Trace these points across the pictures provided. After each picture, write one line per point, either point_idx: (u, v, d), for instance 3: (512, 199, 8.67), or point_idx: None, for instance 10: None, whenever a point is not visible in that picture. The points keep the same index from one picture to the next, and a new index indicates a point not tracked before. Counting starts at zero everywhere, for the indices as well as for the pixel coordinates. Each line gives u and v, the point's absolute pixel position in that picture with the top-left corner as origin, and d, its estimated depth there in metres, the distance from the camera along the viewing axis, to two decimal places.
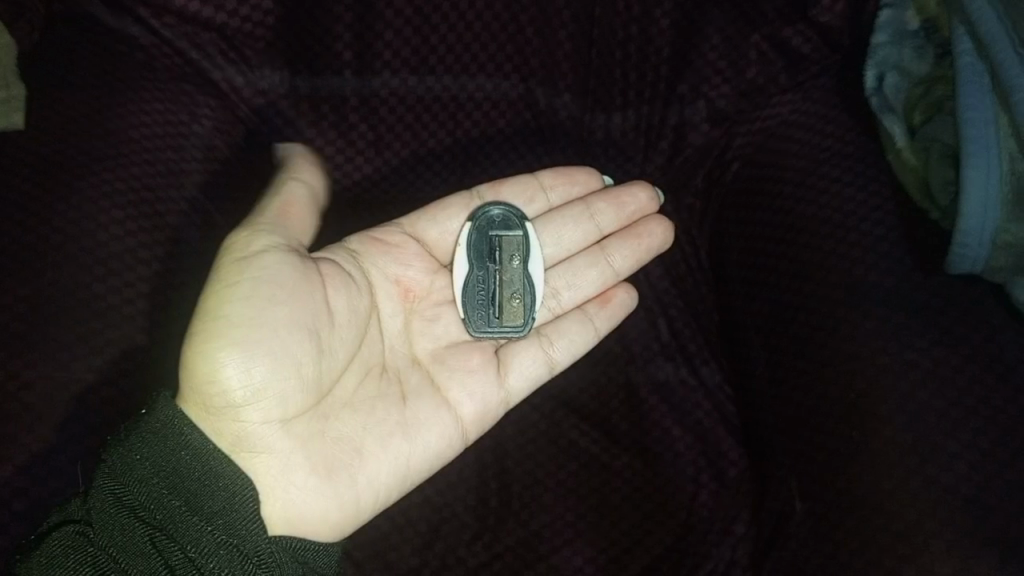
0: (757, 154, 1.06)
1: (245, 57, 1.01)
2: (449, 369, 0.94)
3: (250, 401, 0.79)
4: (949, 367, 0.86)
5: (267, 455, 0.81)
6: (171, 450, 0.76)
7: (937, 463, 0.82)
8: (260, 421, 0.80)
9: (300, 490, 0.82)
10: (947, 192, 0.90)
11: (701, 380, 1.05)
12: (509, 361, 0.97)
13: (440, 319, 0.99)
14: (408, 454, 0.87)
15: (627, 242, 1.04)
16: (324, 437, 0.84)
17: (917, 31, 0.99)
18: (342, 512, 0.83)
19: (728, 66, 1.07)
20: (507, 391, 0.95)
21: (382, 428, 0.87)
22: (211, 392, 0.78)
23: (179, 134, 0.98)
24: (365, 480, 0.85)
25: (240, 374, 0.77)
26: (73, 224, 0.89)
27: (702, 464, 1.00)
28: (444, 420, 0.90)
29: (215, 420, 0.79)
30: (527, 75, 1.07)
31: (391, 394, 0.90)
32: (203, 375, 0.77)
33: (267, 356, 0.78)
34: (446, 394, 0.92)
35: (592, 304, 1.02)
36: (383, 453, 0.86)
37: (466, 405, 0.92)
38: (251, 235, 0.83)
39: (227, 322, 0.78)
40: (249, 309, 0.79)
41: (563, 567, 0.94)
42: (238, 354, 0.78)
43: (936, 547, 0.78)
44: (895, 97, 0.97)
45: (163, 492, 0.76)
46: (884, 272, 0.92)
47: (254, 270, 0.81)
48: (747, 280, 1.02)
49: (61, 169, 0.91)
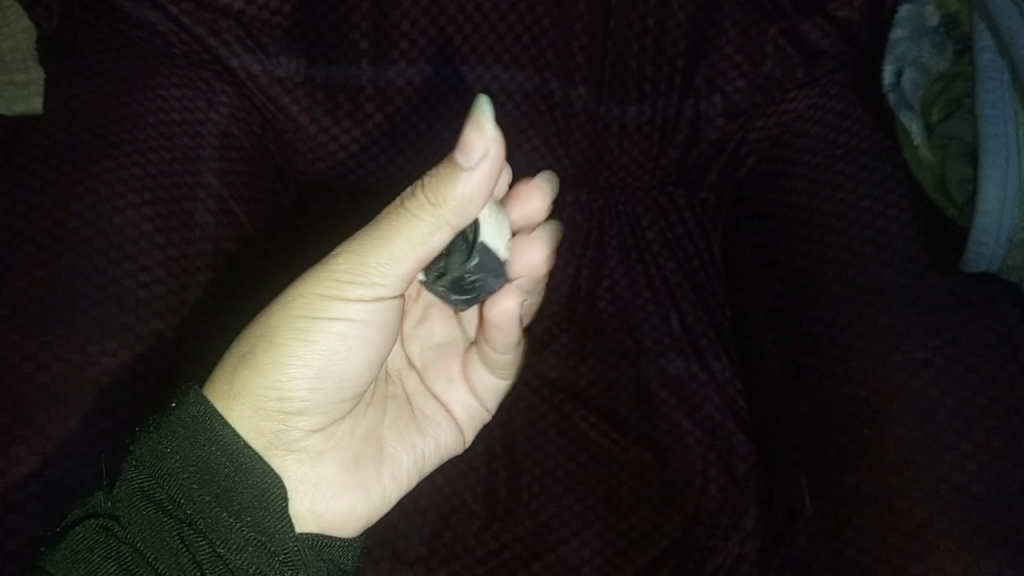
0: (773, 148, 1.06)
1: (262, 44, 1.00)
2: (436, 373, 0.98)
3: (300, 411, 0.81)
4: (962, 366, 0.85)
5: (298, 455, 0.83)
6: (201, 444, 0.75)
7: (950, 462, 0.81)
8: (301, 426, 0.82)
9: (329, 486, 0.84)
10: (965, 188, 0.91)
11: (711, 374, 1.05)
12: (476, 370, 0.98)
13: (427, 319, 1.01)
14: (423, 447, 0.93)
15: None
16: (352, 435, 0.87)
17: (936, 27, 0.99)
18: (368, 504, 0.87)
19: (745, 61, 1.04)
20: (484, 399, 0.98)
21: (400, 425, 0.93)
22: (264, 399, 0.79)
23: (195, 120, 0.99)
24: (388, 473, 0.89)
25: (299, 385, 0.80)
26: (91, 209, 0.90)
27: (712, 458, 1.00)
28: (446, 418, 0.96)
29: (263, 421, 0.80)
30: (543, 66, 1.04)
31: (397, 396, 0.95)
32: (262, 384, 0.79)
33: (325, 370, 0.81)
34: (442, 396, 0.97)
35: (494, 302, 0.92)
36: (401, 446, 0.91)
37: (459, 405, 0.97)
38: (349, 262, 0.78)
39: (297, 329, 0.79)
40: (317, 326, 0.80)
41: (570, 558, 0.94)
42: (303, 361, 0.80)
43: (946, 545, 0.78)
44: (912, 93, 0.97)
45: (193, 487, 0.74)
46: (898, 269, 0.92)
47: (338, 293, 0.79)
48: (761, 275, 1.02)
49: (79, 153, 0.93)
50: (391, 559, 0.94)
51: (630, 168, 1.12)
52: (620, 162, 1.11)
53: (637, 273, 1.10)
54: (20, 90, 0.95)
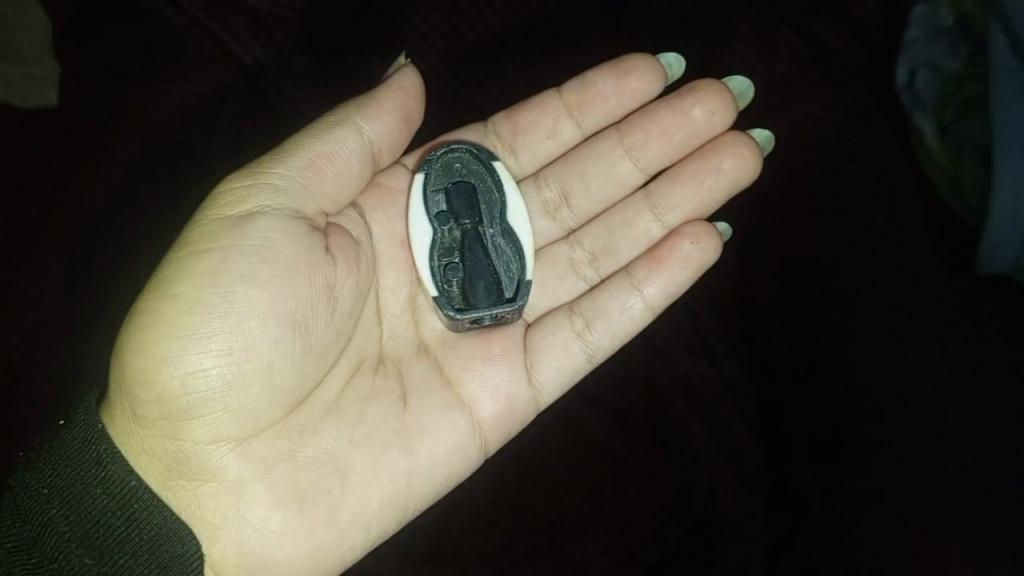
0: (790, 148, 1.00)
1: (275, 39, 1.00)
2: (463, 357, 0.83)
3: (201, 410, 0.71)
4: (976, 368, 0.85)
5: (221, 480, 0.74)
6: (88, 486, 0.73)
7: (964, 465, 0.82)
8: (215, 432, 0.72)
9: (263, 525, 0.74)
10: (977, 188, 0.91)
11: (721, 374, 1.03)
12: (536, 351, 0.85)
13: None
14: (409, 471, 0.78)
15: (685, 178, 0.91)
16: (298, 458, 0.75)
17: (950, 27, 0.99)
18: (317, 547, 0.75)
19: (757, 64, 1.03)
20: (537, 389, 0.85)
21: (377, 442, 0.77)
22: (154, 395, 0.71)
23: (212, 117, 1.01)
24: (349, 509, 0.75)
25: (190, 373, 0.70)
26: (126, 211, 1.01)
27: (721, 459, 1.00)
28: (456, 429, 0.80)
29: (158, 430, 0.73)
30: (556, 65, 1.04)
31: (387, 395, 0.80)
32: (144, 373, 0.70)
33: (227, 351, 0.71)
34: (460, 393, 0.82)
35: (640, 264, 0.87)
36: (375, 473, 0.77)
37: (484, 407, 0.82)
38: (247, 195, 0.75)
39: (185, 309, 0.71)
40: (209, 295, 0.71)
41: (578, 556, 0.97)
42: (194, 347, 0.70)
43: (952, 551, 0.80)
44: (926, 94, 0.98)
45: (72, 543, 0.73)
46: (910, 272, 0.92)
47: (230, 248, 0.72)
48: (774, 276, 1.00)
49: (112, 152, 1.01)
50: (395, 550, 0.95)
51: None
52: None
53: None
54: (33, 83, 1.01)
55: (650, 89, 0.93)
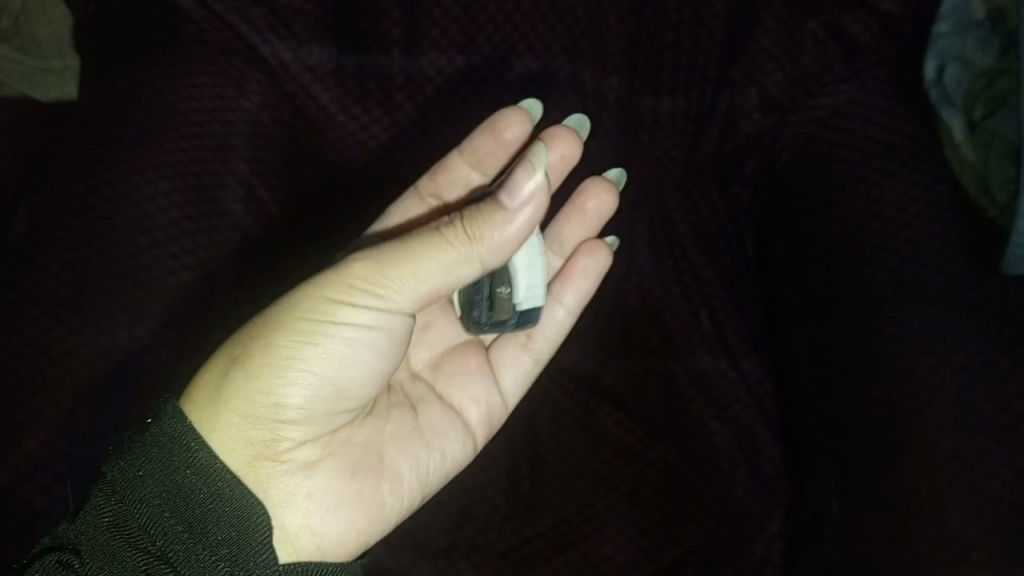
0: (808, 144, 1.02)
1: (294, 32, 1.00)
2: (447, 374, 0.93)
3: (295, 410, 0.77)
4: (999, 370, 0.84)
5: (290, 465, 0.78)
6: (177, 469, 0.72)
7: (983, 469, 0.80)
8: (292, 433, 0.77)
9: (321, 501, 0.79)
10: (1007, 188, 0.89)
11: (742, 374, 1.02)
12: (497, 360, 0.96)
13: (433, 326, 0.95)
14: (428, 461, 0.86)
15: (565, 222, 1.00)
16: (348, 445, 0.82)
17: (983, 21, 0.96)
18: (365, 520, 0.81)
19: (782, 54, 1.02)
20: (504, 395, 0.95)
21: (405, 437, 0.86)
22: (251, 401, 0.76)
23: (228, 108, 0.98)
24: (390, 488, 0.83)
25: (296, 385, 0.76)
26: (121, 197, 0.92)
27: (739, 460, 0.99)
28: (459, 430, 0.90)
29: (248, 428, 0.76)
30: (575, 56, 1.03)
31: (404, 406, 0.88)
32: (248, 382, 0.76)
33: (328, 371, 0.77)
34: (453, 402, 0.91)
35: (555, 283, 0.98)
36: (407, 461, 0.85)
37: (471, 412, 0.92)
38: (374, 283, 0.75)
39: (303, 336, 0.76)
40: (327, 325, 0.76)
41: (591, 556, 0.94)
42: (303, 364, 0.76)
43: (977, 556, 0.78)
44: (954, 89, 0.94)
45: (165, 515, 0.72)
46: (936, 270, 0.90)
47: (349, 304, 0.76)
48: (797, 275, 0.99)
49: (111, 140, 0.94)
50: (411, 548, 0.94)
51: (663, 161, 1.07)
52: (657, 161, 1.07)
53: (667, 264, 1.05)
54: (54, 76, 0.99)
55: (526, 131, 0.95)
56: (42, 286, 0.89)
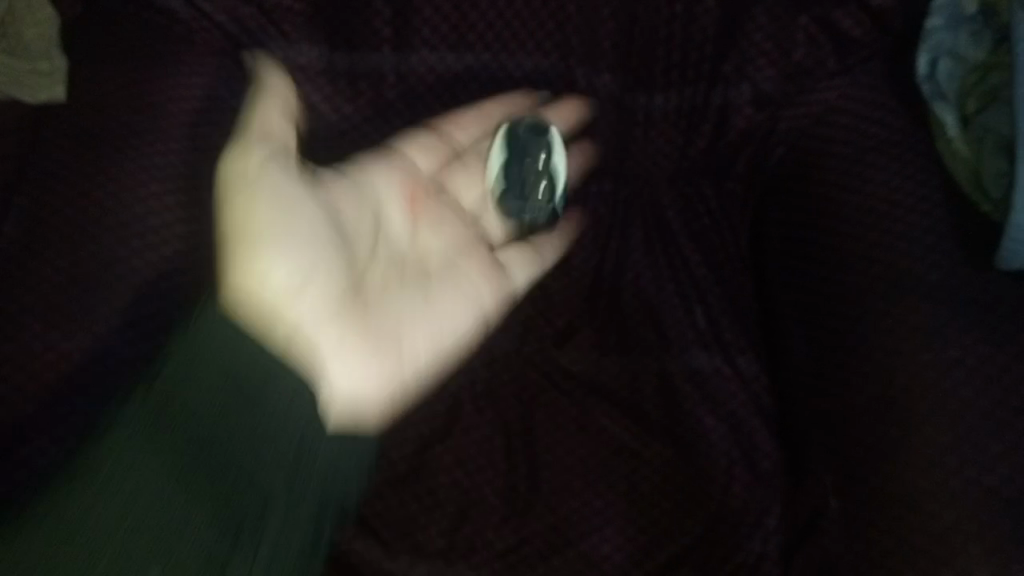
0: (803, 140, 1.03)
1: (281, 27, 1.00)
2: (453, 272, 0.97)
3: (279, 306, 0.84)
4: (994, 364, 0.84)
5: (299, 337, 0.85)
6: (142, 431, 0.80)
7: (980, 465, 0.80)
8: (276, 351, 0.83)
9: (342, 374, 0.87)
10: (1000, 182, 0.89)
11: (737, 370, 1.03)
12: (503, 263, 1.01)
13: (440, 221, 0.99)
14: (443, 330, 0.95)
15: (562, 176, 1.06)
16: (355, 305, 0.89)
17: (974, 15, 0.97)
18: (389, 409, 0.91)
19: (775, 48, 1.02)
20: (509, 282, 1.01)
21: (418, 314, 0.93)
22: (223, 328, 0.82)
23: (218, 109, 0.97)
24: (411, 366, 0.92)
25: (269, 270, 0.84)
26: (113, 200, 0.91)
27: (735, 455, 0.98)
28: (461, 301, 0.96)
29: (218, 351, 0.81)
30: (567, 53, 1.04)
31: (416, 292, 0.94)
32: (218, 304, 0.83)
33: (291, 240, 0.84)
34: (466, 289, 0.97)
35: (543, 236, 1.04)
36: (424, 333, 0.93)
37: (484, 284, 0.98)
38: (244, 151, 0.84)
39: (258, 223, 0.84)
40: (275, 215, 0.84)
41: (589, 554, 0.94)
42: (271, 249, 0.84)
43: (974, 550, 0.77)
44: (947, 85, 0.95)
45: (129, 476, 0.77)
46: (931, 265, 0.90)
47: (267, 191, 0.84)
48: (791, 270, 1.00)
49: (100, 141, 0.93)
50: (410, 552, 0.93)
51: (657, 157, 1.09)
52: (649, 156, 1.09)
53: (660, 260, 1.07)
54: (43, 78, 0.96)
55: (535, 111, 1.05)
56: (34, 291, 0.87)
